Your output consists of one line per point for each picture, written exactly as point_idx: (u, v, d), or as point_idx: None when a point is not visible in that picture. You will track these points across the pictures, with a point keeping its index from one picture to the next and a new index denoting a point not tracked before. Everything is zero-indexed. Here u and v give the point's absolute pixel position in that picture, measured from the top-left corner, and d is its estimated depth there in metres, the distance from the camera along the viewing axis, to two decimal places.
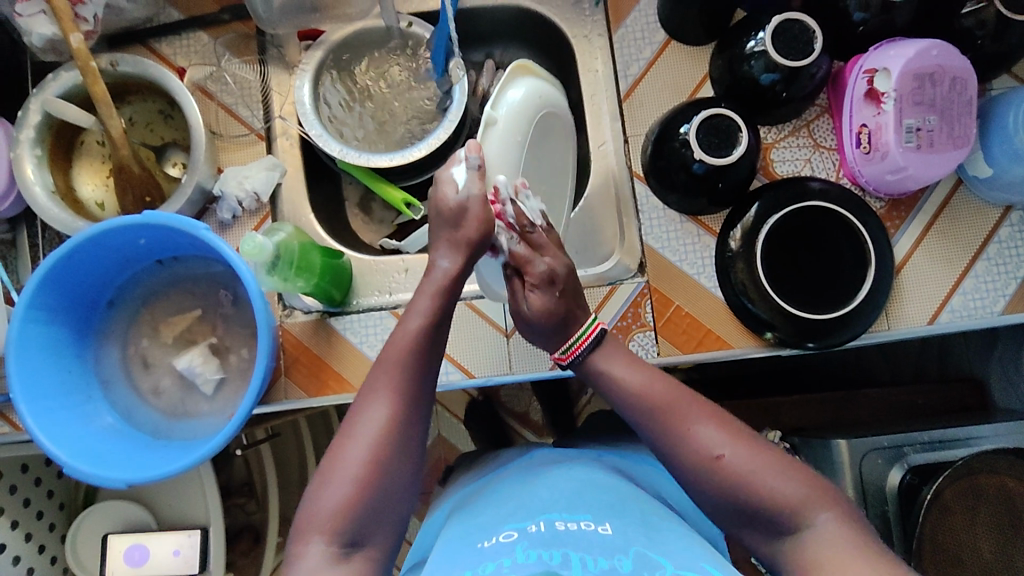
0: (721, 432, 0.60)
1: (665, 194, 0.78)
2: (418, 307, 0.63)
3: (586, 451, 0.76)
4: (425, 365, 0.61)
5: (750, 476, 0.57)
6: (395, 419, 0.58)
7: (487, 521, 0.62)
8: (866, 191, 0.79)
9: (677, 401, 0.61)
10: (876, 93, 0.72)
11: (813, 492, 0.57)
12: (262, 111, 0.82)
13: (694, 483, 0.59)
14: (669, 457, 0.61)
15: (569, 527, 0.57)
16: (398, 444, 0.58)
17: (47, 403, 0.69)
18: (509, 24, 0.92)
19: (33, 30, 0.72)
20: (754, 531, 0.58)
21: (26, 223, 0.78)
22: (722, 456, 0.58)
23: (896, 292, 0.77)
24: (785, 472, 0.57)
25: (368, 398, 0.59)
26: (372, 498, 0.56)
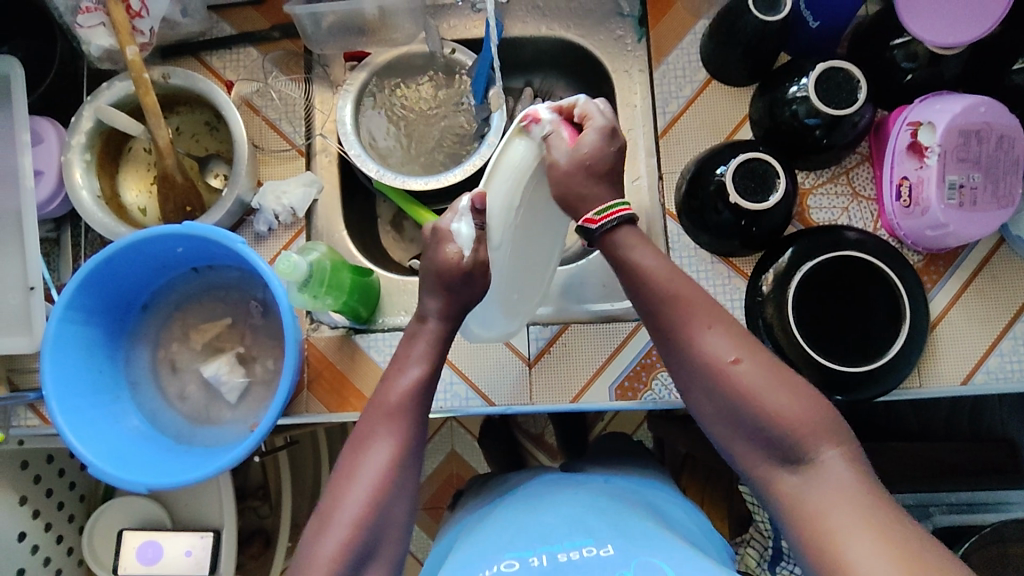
0: (730, 339, 0.59)
1: (697, 233, 0.78)
2: (415, 359, 0.67)
3: (590, 476, 0.75)
4: (420, 413, 0.65)
5: (754, 390, 0.56)
6: (393, 461, 0.61)
7: (490, 545, 0.62)
8: (903, 243, 0.77)
9: (689, 299, 0.60)
10: (920, 146, 0.71)
11: (823, 424, 0.55)
12: (304, 127, 0.84)
13: (708, 388, 0.58)
14: (678, 364, 0.60)
15: (572, 557, 0.57)
16: (395, 482, 0.61)
17: (77, 402, 0.70)
18: (550, 54, 0.93)
19: (92, 41, 0.74)
20: (760, 452, 0.57)
21: (70, 223, 0.81)
22: (735, 362, 0.57)
23: (930, 348, 0.76)
24: (795, 394, 0.56)
25: (368, 440, 0.63)
26: (373, 536, 0.59)
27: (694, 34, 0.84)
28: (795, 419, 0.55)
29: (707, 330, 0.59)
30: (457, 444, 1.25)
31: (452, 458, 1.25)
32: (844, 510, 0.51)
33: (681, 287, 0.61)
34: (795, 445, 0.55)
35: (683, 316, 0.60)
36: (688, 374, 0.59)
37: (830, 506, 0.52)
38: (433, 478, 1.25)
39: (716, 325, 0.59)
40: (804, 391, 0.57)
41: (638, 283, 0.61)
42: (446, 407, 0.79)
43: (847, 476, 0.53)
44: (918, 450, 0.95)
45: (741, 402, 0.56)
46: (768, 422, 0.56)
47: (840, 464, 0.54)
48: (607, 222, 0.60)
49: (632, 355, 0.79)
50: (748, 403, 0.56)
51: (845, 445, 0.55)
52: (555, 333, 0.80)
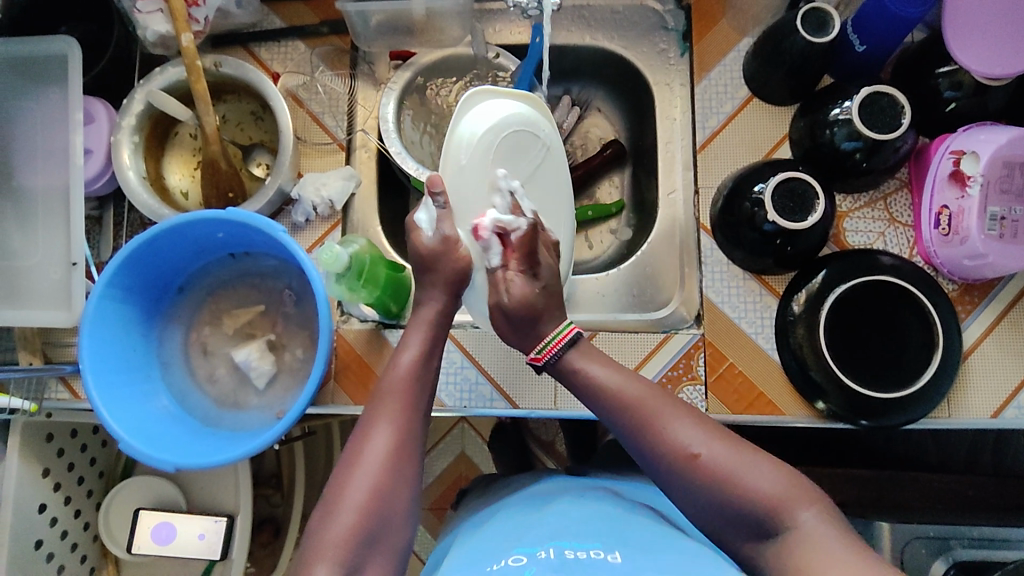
0: (698, 430, 0.60)
1: (730, 249, 0.78)
2: (410, 343, 0.68)
3: (597, 483, 0.75)
4: (418, 398, 0.66)
5: (726, 473, 0.57)
6: (395, 448, 0.62)
7: (497, 545, 0.62)
8: (939, 272, 0.77)
9: (647, 401, 0.62)
10: (962, 175, 0.71)
11: (792, 487, 0.56)
12: (346, 122, 0.85)
13: (675, 481, 0.59)
14: (648, 458, 0.61)
15: (578, 555, 0.56)
16: (397, 469, 0.61)
17: (109, 378, 0.71)
18: (591, 63, 0.93)
19: (149, 26, 0.76)
20: (738, 533, 0.57)
21: (114, 202, 0.82)
22: (699, 453, 0.58)
23: (961, 380, 0.75)
24: (761, 470, 0.57)
25: (368, 430, 0.63)
26: (381, 520, 0.58)
27: (737, 51, 0.84)
28: (768, 493, 0.56)
29: (675, 420, 0.60)
30: (467, 446, 1.26)
31: (462, 459, 1.25)
32: (834, 555, 0.51)
33: (638, 393, 0.63)
34: (768, 520, 0.56)
35: (642, 402, 0.62)
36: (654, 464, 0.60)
37: (817, 553, 0.52)
38: (441, 479, 1.25)
39: (684, 416, 0.61)
40: (770, 465, 0.58)
41: (603, 397, 0.64)
42: (470, 407, 0.79)
43: (825, 529, 0.54)
44: (937, 482, 0.94)
45: (710, 483, 0.57)
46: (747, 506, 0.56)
47: (815, 523, 0.54)
48: (551, 354, 0.66)
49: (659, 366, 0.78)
50: (714, 485, 0.57)
51: (820, 503, 0.56)
52: (583, 340, 0.80)
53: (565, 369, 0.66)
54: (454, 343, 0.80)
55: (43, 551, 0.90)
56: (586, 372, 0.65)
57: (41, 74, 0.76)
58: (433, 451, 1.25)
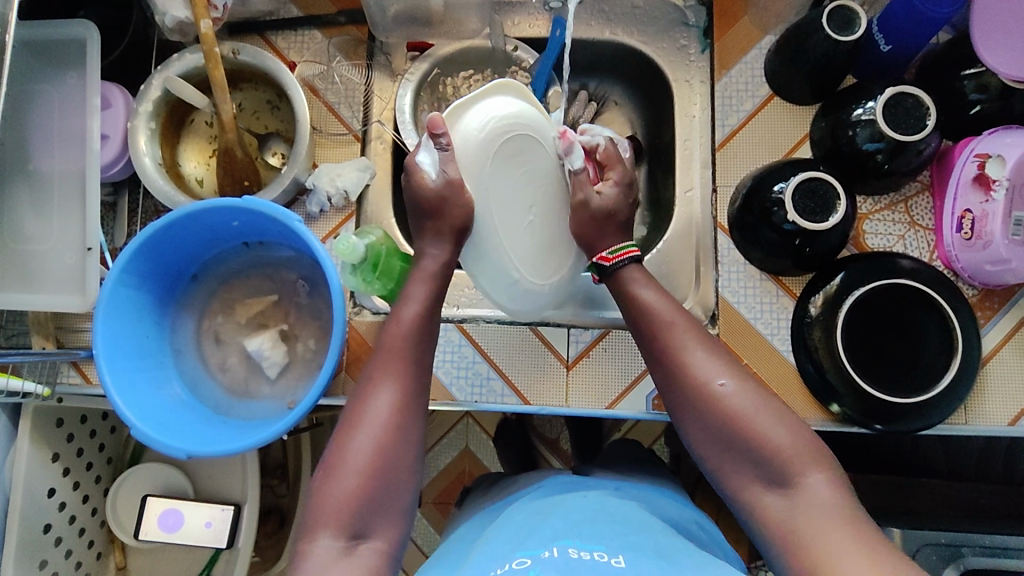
0: (716, 363, 0.62)
1: (748, 249, 0.77)
2: (412, 296, 0.66)
3: (602, 482, 0.75)
4: (420, 354, 0.64)
5: (742, 412, 0.59)
6: (397, 407, 0.61)
7: (501, 548, 0.60)
8: (959, 276, 0.76)
9: (670, 325, 0.64)
10: (987, 179, 0.70)
11: (804, 445, 0.58)
12: (362, 113, 0.85)
13: (694, 408, 0.61)
14: (669, 390, 0.63)
15: (582, 556, 0.55)
16: (398, 429, 0.60)
17: (124, 364, 0.71)
18: (610, 58, 0.93)
19: (168, 11, 0.76)
20: (746, 475, 0.59)
21: (129, 188, 0.82)
22: (723, 383, 0.60)
23: (978, 387, 0.74)
24: (782, 420, 0.59)
25: (371, 387, 0.62)
26: (385, 481, 0.59)
27: (759, 49, 0.83)
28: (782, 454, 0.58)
29: (697, 350, 0.62)
30: (471, 441, 1.25)
31: (465, 455, 1.25)
32: (844, 534, 0.52)
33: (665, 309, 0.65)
34: (783, 468, 0.57)
35: (672, 336, 0.63)
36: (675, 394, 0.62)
37: (821, 530, 0.53)
38: (446, 473, 1.25)
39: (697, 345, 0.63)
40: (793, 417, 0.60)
41: (644, 313, 0.65)
42: (482, 403, 0.79)
43: (833, 498, 0.55)
44: (947, 489, 0.93)
45: (720, 430, 0.59)
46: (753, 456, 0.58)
47: (824, 487, 0.56)
48: (620, 260, 0.67)
49: None
50: (726, 426, 0.59)
51: (830, 471, 0.57)
52: (596, 337, 0.80)
53: (621, 280, 0.68)
54: (466, 337, 0.80)
55: (51, 536, 0.90)
56: (636, 296, 0.66)
57: (60, 59, 0.76)
58: (438, 445, 1.25)
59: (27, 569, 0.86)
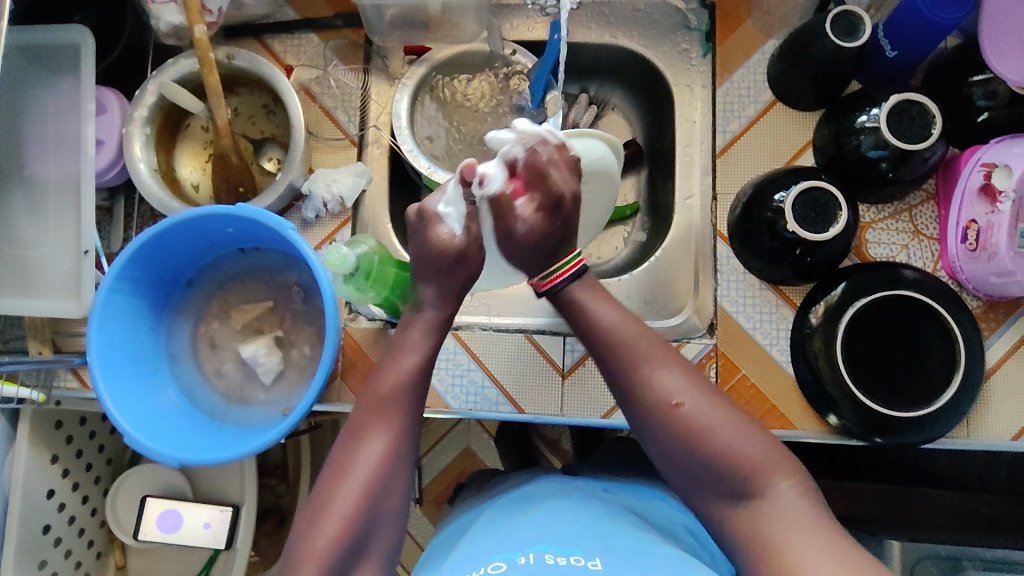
0: (682, 380, 0.60)
1: (747, 258, 0.76)
2: (412, 346, 0.66)
3: (586, 484, 0.74)
4: (414, 406, 0.64)
5: (705, 429, 0.58)
6: (388, 457, 0.60)
7: (479, 550, 0.60)
8: (963, 287, 0.75)
9: (634, 341, 0.62)
10: (994, 189, 0.68)
11: (766, 456, 0.57)
12: (359, 117, 0.84)
13: (654, 433, 0.59)
14: (631, 409, 0.62)
15: (558, 561, 0.54)
16: (388, 481, 0.60)
17: (119, 371, 0.71)
18: (609, 62, 0.91)
19: (162, 16, 0.75)
20: (707, 493, 0.58)
21: (125, 193, 0.82)
22: (679, 403, 0.59)
23: (982, 400, 0.73)
24: (740, 432, 0.58)
25: (361, 438, 0.61)
26: (365, 535, 0.57)
27: (761, 54, 0.82)
28: (746, 459, 0.57)
29: (661, 363, 0.61)
30: (472, 441, 1.25)
31: (465, 455, 1.25)
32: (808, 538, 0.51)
33: (617, 318, 0.63)
34: (748, 483, 0.56)
35: (634, 350, 0.62)
36: (636, 414, 0.61)
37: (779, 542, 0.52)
38: (445, 474, 1.24)
39: (664, 362, 0.61)
40: (751, 430, 0.59)
41: (595, 327, 0.63)
42: (477, 411, 0.78)
43: (802, 510, 0.54)
44: (951, 500, 0.91)
45: (686, 444, 0.58)
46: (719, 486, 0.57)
47: (792, 496, 0.55)
48: (555, 284, 0.66)
49: None
50: (692, 443, 0.58)
51: (795, 478, 0.57)
52: None
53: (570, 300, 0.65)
54: (461, 345, 0.79)
55: (50, 537, 0.91)
56: (590, 315, 0.64)
57: (54, 64, 0.75)
58: (438, 446, 1.25)
59: (26, 571, 0.87)
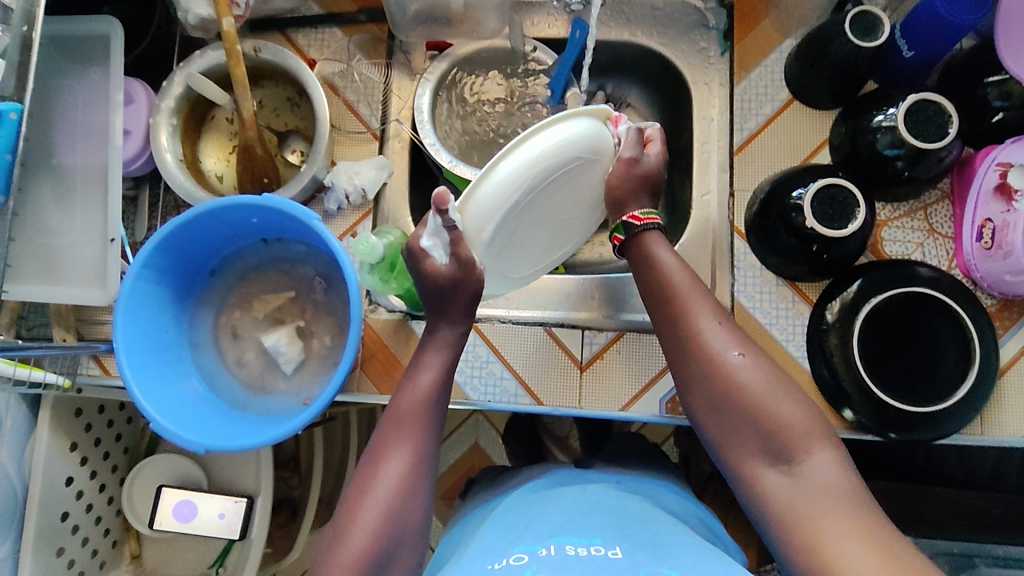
0: (730, 335, 0.62)
1: (764, 254, 0.77)
2: (428, 365, 0.67)
3: (602, 476, 0.74)
4: (434, 421, 0.65)
5: (753, 386, 0.59)
6: (410, 470, 0.61)
7: (499, 543, 0.60)
8: (978, 285, 0.76)
9: (685, 298, 0.64)
10: (1009, 188, 0.69)
11: (813, 426, 0.57)
12: (381, 111, 0.85)
13: (704, 380, 0.61)
14: (681, 366, 0.63)
15: (579, 552, 0.55)
16: (409, 497, 0.60)
17: (144, 358, 0.72)
18: (627, 60, 0.92)
19: (191, 9, 0.77)
20: (752, 449, 0.58)
21: (150, 183, 0.83)
22: (736, 354, 0.60)
23: (996, 397, 0.74)
24: (789, 395, 0.59)
25: (382, 454, 0.62)
26: (392, 550, 0.57)
27: (779, 53, 0.83)
28: (792, 423, 0.57)
29: (710, 321, 0.62)
30: (481, 437, 1.26)
31: (475, 450, 1.26)
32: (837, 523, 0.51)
33: (688, 284, 0.65)
34: (790, 443, 0.56)
35: (688, 303, 0.63)
36: (683, 366, 0.62)
37: (817, 515, 0.52)
38: (454, 469, 1.25)
39: (711, 314, 0.63)
40: (799, 393, 0.59)
41: (660, 276, 0.65)
42: (496, 402, 0.79)
43: (838, 477, 0.54)
44: (961, 498, 0.92)
45: (737, 398, 0.59)
46: (760, 449, 0.58)
47: (828, 466, 0.55)
48: (649, 222, 0.67)
49: None
50: (741, 401, 0.59)
51: (836, 449, 0.56)
52: (611, 339, 0.80)
53: (642, 245, 0.67)
54: (480, 337, 0.80)
55: (68, 523, 0.91)
56: (655, 260, 0.66)
57: (85, 55, 0.77)
58: (448, 440, 1.26)
59: (45, 556, 0.88)
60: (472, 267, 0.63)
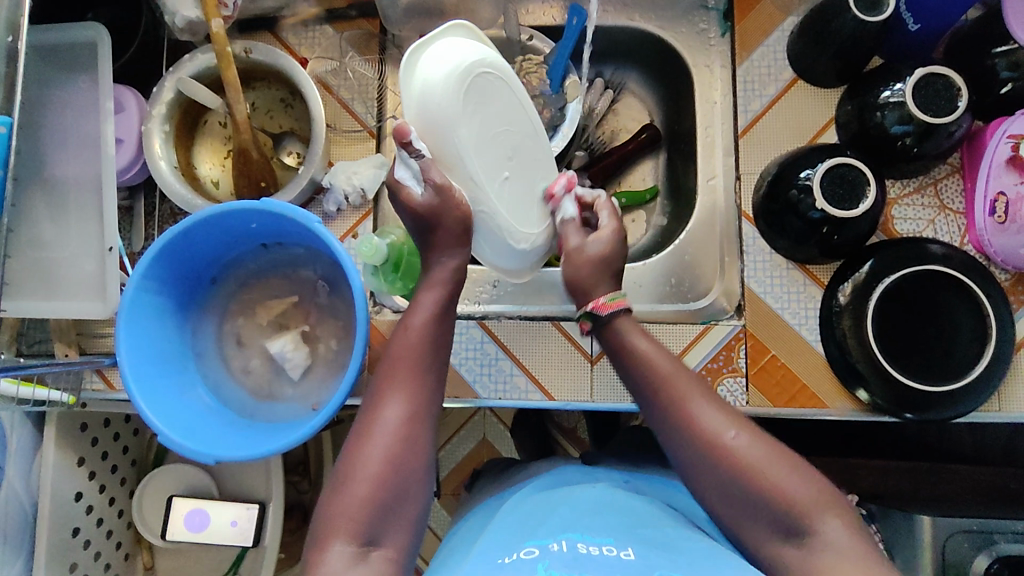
0: (723, 414, 0.58)
1: (773, 238, 0.76)
2: (423, 303, 0.64)
3: (610, 476, 0.73)
4: (431, 362, 0.62)
5: (757, 466, 0.55)
6: (404, 421, 0.59)
7: (512, 537, 0.58)
8: (991, 260, 0.75)
9: (675, 376, 0.60)
10: (1021, 160, 0.69)
11: (819, 495, 0.54)
12: (377, 109, 0.83)
13: (699, 464, 0.57)
14: (674, 445, 0.58)
15: (591, 551, 0.53)
16: (409, 442, 0.58)
17: (147, 370, 0.71)
18: (626, 44, 0.90)
19: (178, 11, 0.75)
20: (757, 523, 0.55)
21: (144, 192, 0.81)
22: (734, 435, 0.56)
23: (1012, 372, 0.73)
24: (795, 470, 0.55)
25: (380, 397, 0.60)
26: (394, 497, 0.56)
27: (780, 31, 0.81)
28: (796, 496, 0.54)
29: (702, 402, 0.58)
30: (489, 432, 1.25)
31: (483, 445, 1.25)
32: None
33: (671, 367, 0.60)
34: (796, 517, 0.53)
35: (679, 390, 0.59)
36: (679, 445, 0.58)
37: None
38: (463, 465, 1.24)
39: (707, 398, 0.59)
40: (800, 464, 0.56)
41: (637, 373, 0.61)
42: (504, 399, 0.78)
43: (851, 542, 0.52)
44: (979, 474, 0.91)
45: (741, 478, 0.55)
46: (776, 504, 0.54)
47: (840, 533, 0.53)
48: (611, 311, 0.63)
49: (699, 358, 0.76)
50: (750, 483, 0.55)
51: (845, 514, 0.54)
52: None
53: (615, 335, 0.63)
54: (488, 334, 0.79)
55: (80, 539, 0.90)
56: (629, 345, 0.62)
57: (72, 63, 0.75)
58: (456, 438, 1.25)
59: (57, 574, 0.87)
60: (449, 192, 0.62)
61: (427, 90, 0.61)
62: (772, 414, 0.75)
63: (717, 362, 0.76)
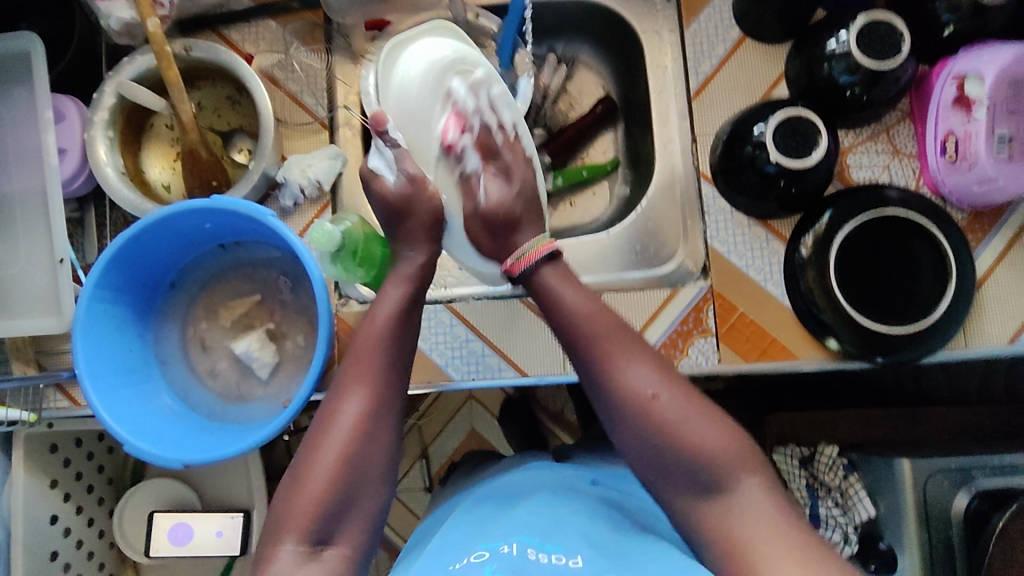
0: (653, 370, 0.58)
1: (732, 196, 0.76)
2: (386, 297, 0.64)
3: (572, 474, 0.71)
4: (394, 356, 0.61)
5: (691, 438, 0.55)
6: (367, 413, 0.58)
7: (466, 539, 0.57)
8: (947, 201, 0.76)
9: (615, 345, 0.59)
10: (967, 99, 0.69)
11: (746, 457, 0.56)
12: (327, 99, 0.82)
13: (639, 436, 0.57)
14: (617, 423, 0.58)
15: (540, 558, 0.51)
16: (370, 436, 0.57)
17: (110, 380, 0.69)
18: (575, 17, 0.90)
19: (112, 14, 0.73)
20: (690, 474, 0.56)
21: (94, 202, 0.79)
22: (655, 395, 0.57)
23: (975, 309, 0.74)
24: (722, 430, 0.56)
25: (341, 392, 0.59)
26: (350, 494, 0.55)
27: None
28: (722, 460, 0.55)
29: (641, 374, 0.58)
30: (476, 422, 1.21)
31: (472, 436, 1.21)
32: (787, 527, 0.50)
33: (609, 331, 0.59)
34: (726, 485, 0.55)
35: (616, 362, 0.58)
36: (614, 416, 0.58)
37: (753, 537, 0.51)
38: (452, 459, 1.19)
39: (646, 362, 0.58)
40: (726, 421, 0.57)
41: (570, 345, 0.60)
42: (477, 379, 0.77)
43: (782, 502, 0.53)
44: (955, 415, 0.93)
45: (673, 450, 0.56)
46: (705, 467, 0.55)
47: (765, 501, 0.54)
48: (528, 265, 0.63)
49: (669, 320, 0.76)
50: (681, 452, 0.56)
51: (770, 483, 0.56)
52: None
53: (540, 288, 0.63)
54: (458, 317, 0.78)
55: (59, 563, 0.88)
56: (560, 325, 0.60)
57: (6, 73, 0.73)
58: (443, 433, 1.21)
59: None
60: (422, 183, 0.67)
61: (405, 84, 0.68)
62: (744, 370, 0.75)
63: (687, 324, 0.76)
